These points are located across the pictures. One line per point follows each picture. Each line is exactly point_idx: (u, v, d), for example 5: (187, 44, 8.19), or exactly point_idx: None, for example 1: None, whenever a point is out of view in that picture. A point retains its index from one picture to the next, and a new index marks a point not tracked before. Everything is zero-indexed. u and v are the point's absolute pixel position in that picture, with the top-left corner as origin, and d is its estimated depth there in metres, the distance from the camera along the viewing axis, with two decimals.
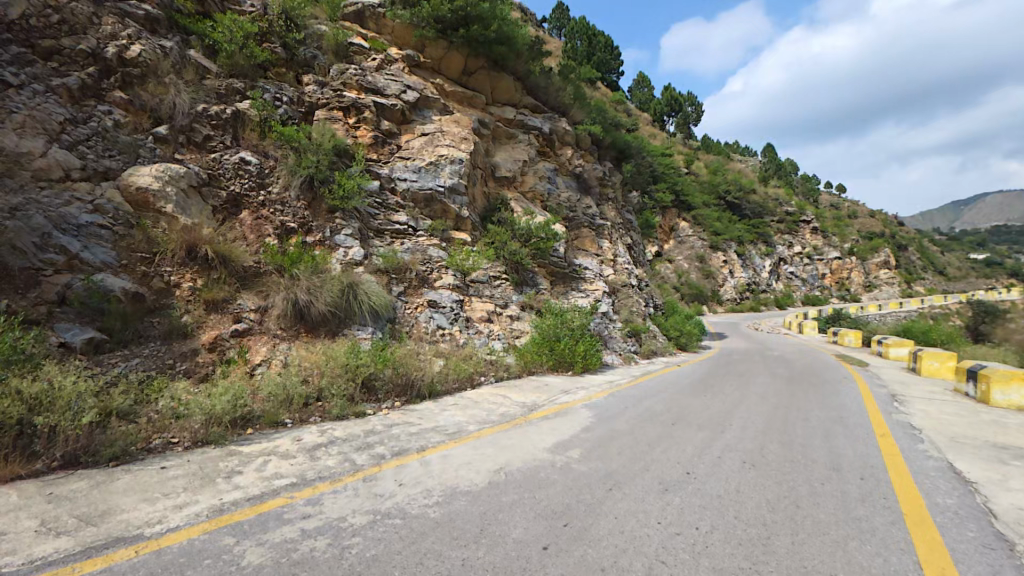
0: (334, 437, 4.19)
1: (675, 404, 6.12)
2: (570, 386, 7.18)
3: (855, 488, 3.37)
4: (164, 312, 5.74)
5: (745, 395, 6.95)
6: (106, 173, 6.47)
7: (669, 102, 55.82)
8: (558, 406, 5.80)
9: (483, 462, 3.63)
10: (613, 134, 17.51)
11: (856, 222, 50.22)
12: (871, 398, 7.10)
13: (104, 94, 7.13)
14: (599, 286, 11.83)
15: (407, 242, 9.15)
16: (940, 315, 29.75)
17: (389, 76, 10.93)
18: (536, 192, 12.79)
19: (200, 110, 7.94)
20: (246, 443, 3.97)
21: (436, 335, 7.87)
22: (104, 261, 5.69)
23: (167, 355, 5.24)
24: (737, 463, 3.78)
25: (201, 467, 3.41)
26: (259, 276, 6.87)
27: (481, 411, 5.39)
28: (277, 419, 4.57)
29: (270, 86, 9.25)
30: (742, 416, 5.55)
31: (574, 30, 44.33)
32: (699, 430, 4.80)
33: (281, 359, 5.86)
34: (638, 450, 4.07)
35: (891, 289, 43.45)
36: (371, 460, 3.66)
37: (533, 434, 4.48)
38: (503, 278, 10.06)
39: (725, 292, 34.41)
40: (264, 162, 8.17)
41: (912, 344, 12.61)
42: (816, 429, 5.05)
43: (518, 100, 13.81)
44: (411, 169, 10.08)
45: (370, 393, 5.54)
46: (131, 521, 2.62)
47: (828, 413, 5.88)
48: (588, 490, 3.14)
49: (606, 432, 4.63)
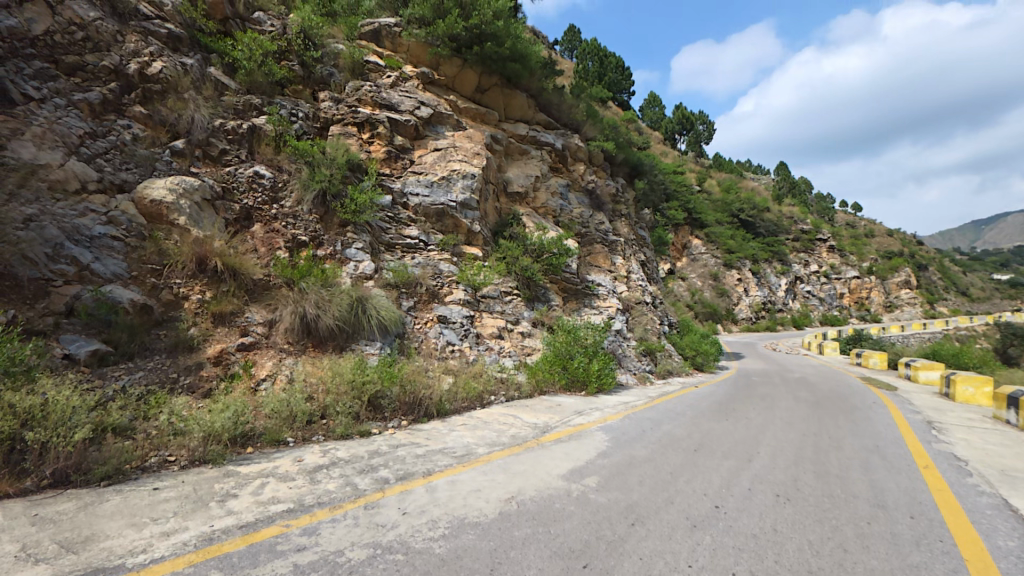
0: (337, 458, 3.98)
1: (696, 429, 5.79)
2: (583, 406, 6.89)
3: (905, 530, 3.05)
4: (171, 325, 5.65)
5: (770, 419, 6.58)
6: (122, 186, 6.54)
7: (680, 121, 56.07)
8: (572, 428, 5.51)
9: (493, 490, 3.38)
10: (625, 151, 17.47)
11: (875, 241, 49.27)
12: (905, 425, 6.66)
13: (124, 109, 7.30)
14: (612, 303, 11.56)
15: (418, 257, 9.05)
16: (965, 337, 28.74)
17: (403, 93, 11.05)
18: (548, 208, 12.70)
19: (217, 126, 8.06)
20: (245, 463, 3.78)
21: (445, 351, 7.68)
22: (114, 272, 5.66)
23: (172, 368, 5.12)
24: (770, 497, 3.48)
25: (195, 489, 3.22)
26: (269, 289, 6.78)
27: (491, 432, 5.14)
28: (279, 438, 4.38)
29: (287, 102, 9.38)
30: (769, 443, 5.21)
31: (585, 51, 45.07)
32: (724, 459, 4.48)
33: (287, 374, 5.70)
34: (660, 479, 3.78)
35: (913, 310, 42.20)
36: (373, 485, 3.43)
37: (546, 459, 4.21)
38: (514, 293, 9.88)
39: (740, 311, 33.78)
40: (278, 176, 8.21)
41: (943, 367, 12.00)
42: (852, 459, 4.71)
43: (531, 116, 13.86)
44: (424, 184, 10.07)
45: (376, 411, 5.34)
46: (113, 549, 2.43)
47: (862, 441, 5.50)
48: (609, 524, 2.87)
49: (625, 459, 4.34)
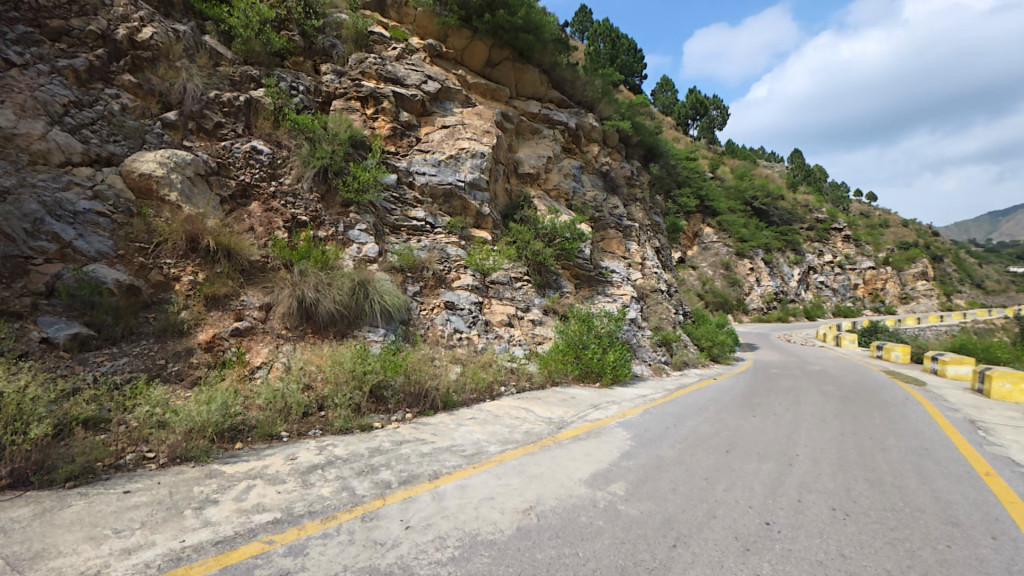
0: (334, 457, 3.60)
1: (723, 426, 5.32)
2: (599, 399, 6.47)
3: (992, 554, 2.59)
4: (161, 307, 5.28)
5: (800, 416, 6.10)
6: (109, 159, 6.14)
7: (694, 105, 54.43)
8: (589, 424, 5.09)
9: (509, 498, 2.96)
10: (640, 132, 16.72)
11: (891, 232, 47.99)
12: (948, 425, 6.13)
13: (112, 77, 6.88)
14: (627, 290, 11.04)
15: (424, 240, 8.60)
16: (985, 330, 27.94)
17: (410, 66, 10.44)
18: (560, 190, 12.14)
19: (211, 97, 7.59)
20: (231, 462, 3.39)
21: (453, 338, 7.25)
22: (99, 250, 5.28)
23: (159, 354, 4.76)
24: (825, 510, 3.05)
25: (171, 493, 2.86)
26: (266, 271, 6.36)
27: (503, 427, 4.72)
28: (272, 432, 3.99)
29: (287, 74, 8.87)
30: (807, 444, 4.73)
31: (597, 32, 43.55)
32: (762, 462, 4.03)
33: (283, 362, 5.30)
34: (695, 487, 3.34)
35: (929, 302, 41.22)
36: (373, 490, 3.02)
37: (565, 460, 3.79)
38: (524, 279, 9.40)
39: (751, 301, 33.08)
40: (277, 152, 7.75)
41: (974, 361, 11.38)
42: (902, 464, 4.23)
43: (543, 93, 13.21)
44: (431, 163, 9.54)
45: (379, 403, 4.94)
46: (63, 571, 2.05)
47: (908, 443, 5.01)
48: (647, 546, 2.45)
49: (652, 461, 3.89)
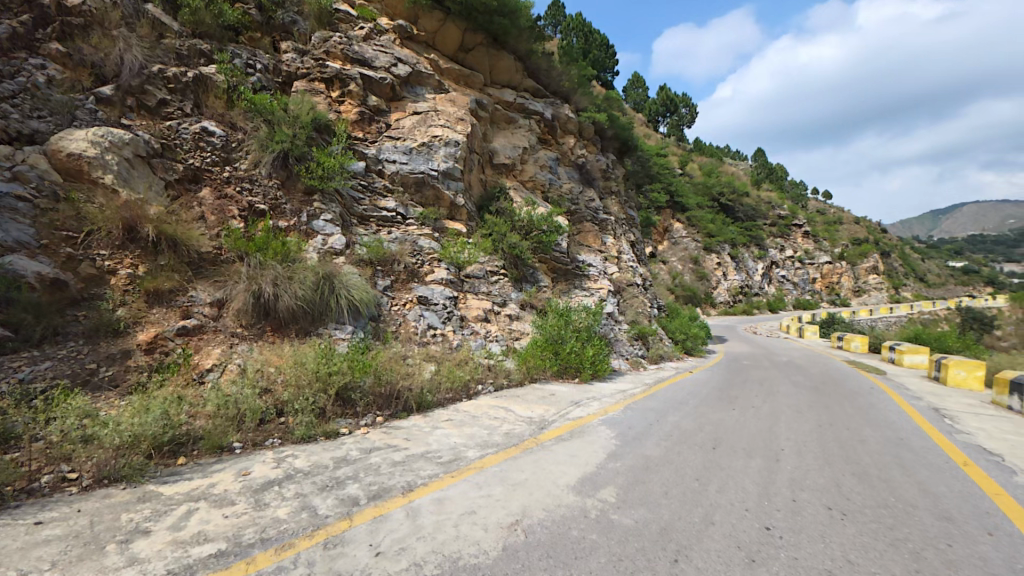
0: (294, 470, 3.21)
1: (705, 420, 5.20)
2: (579, 396, 6.27)
3: (992, 552, 2.50)
4: (93, 305, 4.69)
5: (778, 408, 6.08)
6: (32, 137, 5.43)
7: (664, 103, 55.38)
8: (572, 423, 4.87)
9: (492, 512, 2.67)
10: (616, 125, 16.63)
11: (847, 228, 50.44)
12: (917, 414, 6.26)
13: (38, 45, 6.15)
14: (604, 284, 10.93)
15: (395, 231, 8.14)
16: (930, 319, 29.71)
17: (378, 47, 9.88)
18: (536, 182, 11.85)
19: (154, 71, 6.87)
20: (170, 481, 2.96)
21: (427, 335, 6.88)
22: (17, 239, 4.61)
23: (89, 358, 4.21)
24: (821, 510, 2.91)
25: (92, 524, 2.43)
26: (218, 264, 5.80)
27: (481, 429, 4.42)
28: (222, 444, 3.55)
29: (243, 51, 8.17)
30: (789, 436, 4.64)
31: (569, 26, 43.49)
32: (749, 457, 3.88)
33: (238, 363, 4.80)
34: (688, 489, 3.13)
35: (880, 294, 43.65)
36: (337, 509, 2.67)
37: (549, 464, 3.53)
38: (501, 273, 9.10)
39: (718, 295, 34.04)
40: (231, 134, 7.10)
41: (928, 351, 11.92)
42: (883, 455, 4.20)
43: (518, 82, 12.88)
44: (402, 150, 9.06)
45: (346, 406, 4.55)
46: None
47: (885, 433, 5.02)
48: (647, 562, 2.22)
49: (639, 462, 3.68)
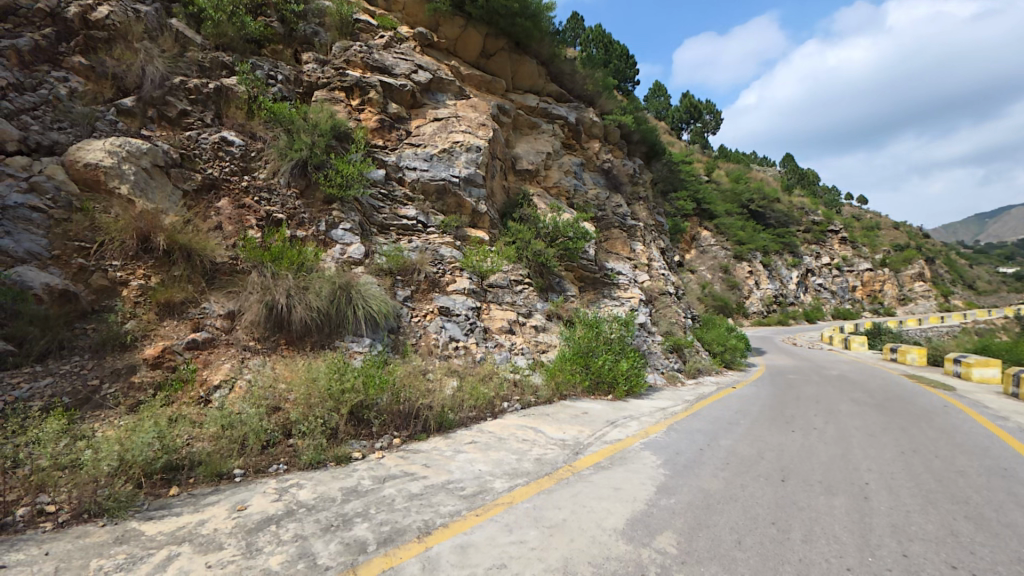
0: (296, 505, 2.79)
1: (764, 445, 4.55)
2: (615, 415, 5.69)
3: None
4: (101, 317, 4.47)
5: (846, 431, 5.32)
6: (52, 148, 5.38)
7: (688, 110, 54.48)
8: (611, 447, 4.31)
9: (526, 566, 2.17)
10: (641, 129, 16.07)
11: (887, 233, 47.81)
12: (1011, 438, 5.36)
13: (61, 59, 6.19)
14: (635, 293, 10.32)
15: (415, 240, 7.82)
16: (986, 327, 27.41)
17: (399, 55, 9.75)
18: (561, 188, 11.44)
19: (176, 82, 6.84)
20: (157, 516, 2.58)
21: (448, 348, 6.47)
22: (29, 250, 4.48)
23: (93, 373, 3.97)
24: (944, 570, 2.28)
25: (56, 572, 2.05)
26: (233, 274, 5.58)
27: (510, 454, 3.92)
28: (222, 471, 3.19)
29: (264, 61, 8.14)
30: (871, 467, 3.94)
31: (589, 37, 43.55)
32: (830, 494, 3.24)
33: (247, 379, 4.48)
34: (765, 537, 2.55)
35: (928, 303, 40.94)
36: (341, 558, 2.22)
37: (589, 500, 2.99)
38: (526, 282, 8.65)
39: (750, 304, 32.70)
40: (250, 143, 6.99)
41: (1000, 364, 10.68)
42: (993, 492, 3.46)
43: (541, 87, 12.58)
44: (422, 157, 8.81)
45: (360, 427, 4.14)
46: None
47: (984, 463, 4.23)
48: None
49: (698, 498, 3.10)
